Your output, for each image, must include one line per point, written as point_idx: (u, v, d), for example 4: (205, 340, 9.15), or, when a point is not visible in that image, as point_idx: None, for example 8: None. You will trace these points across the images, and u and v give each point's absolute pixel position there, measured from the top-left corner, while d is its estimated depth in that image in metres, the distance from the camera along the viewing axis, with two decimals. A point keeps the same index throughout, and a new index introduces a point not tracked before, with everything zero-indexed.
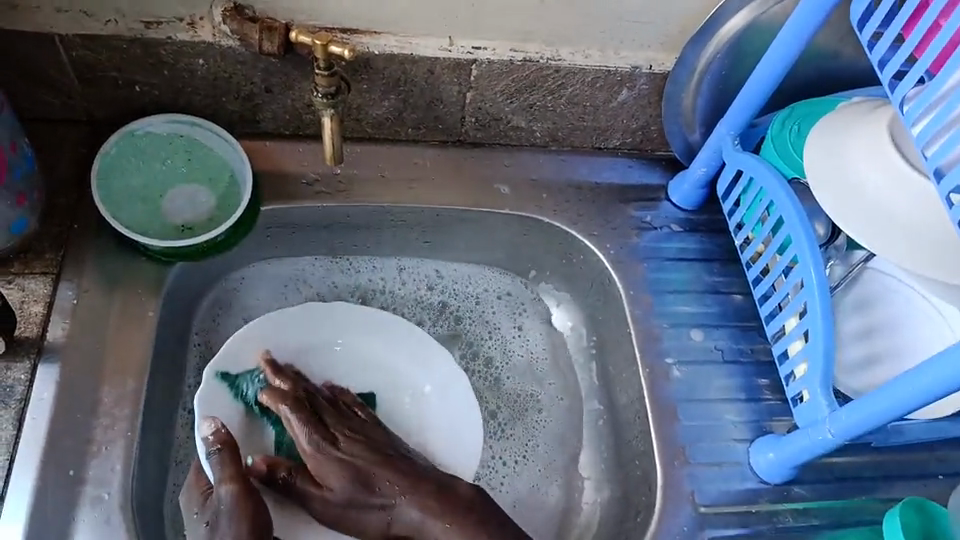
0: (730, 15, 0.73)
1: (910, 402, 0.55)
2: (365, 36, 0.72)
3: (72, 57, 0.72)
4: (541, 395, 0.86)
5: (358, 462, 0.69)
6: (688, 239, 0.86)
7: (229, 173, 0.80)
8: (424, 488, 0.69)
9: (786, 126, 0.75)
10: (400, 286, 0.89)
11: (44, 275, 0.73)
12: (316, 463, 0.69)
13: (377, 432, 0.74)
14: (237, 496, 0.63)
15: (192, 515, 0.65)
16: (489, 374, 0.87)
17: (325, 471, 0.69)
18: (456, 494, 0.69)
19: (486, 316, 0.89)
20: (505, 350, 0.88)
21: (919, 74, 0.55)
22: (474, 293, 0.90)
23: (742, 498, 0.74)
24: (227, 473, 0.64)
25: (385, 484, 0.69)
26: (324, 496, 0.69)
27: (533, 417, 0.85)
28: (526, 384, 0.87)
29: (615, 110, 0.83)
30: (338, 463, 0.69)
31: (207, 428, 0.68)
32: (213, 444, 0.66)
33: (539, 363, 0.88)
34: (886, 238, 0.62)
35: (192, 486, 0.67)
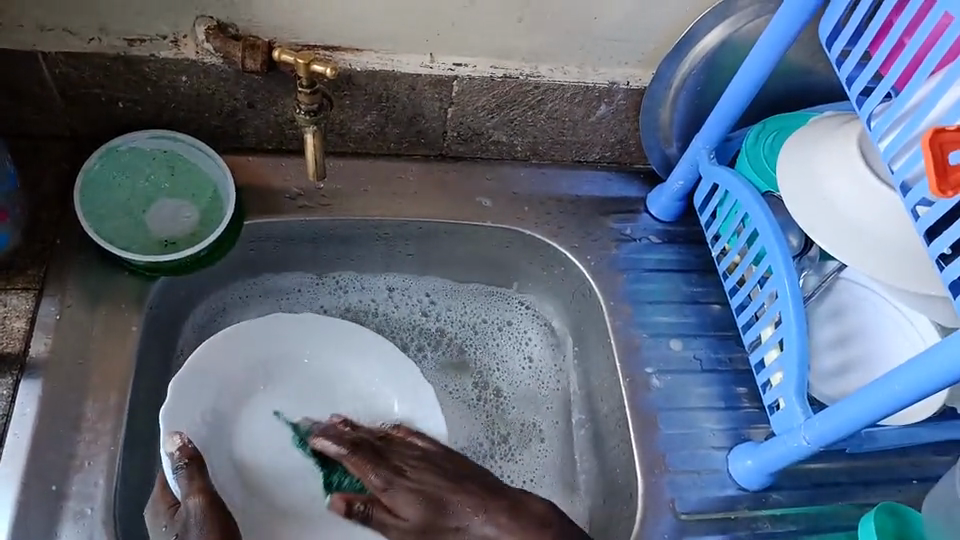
0: (704, 33, 0.74)
1: (878, 410, 0.57)
2: (348, 53, 0.73)
3: (56, 74, 0.72)
4: (544, 424, 0.87)
5: (427, 488, 0.67)
6: (666, 250, 0.88)
7: (213, 188, 0.80)
8: (497, 506, 0.67)
9: (759, 140, 0.77)
10: (394, 309, 0.90)
11: (26, 291, 0.74)
12: (389, 494, 0.67)
13: (447, 457, 0.71)
14: (203, 506, 0.64)
15: (160, 529, 0.64)
16: (494, 401, 0.87)
17: (400, 498, 0.67)
18: (528, 509, 0.66)
19: (486, 345, 0.90)
20: (509, 378, 0.89)
21: (885, 90, 0.56)
22: (470, 321, 0.90)
23: (722, 506, 0.75)
24: (196, 486, 0.65)
25: (457, 506, 0.67)
26: (400, 525, 0.66)
27: (538, 442, 0.86)
28: (527, 408, 0.87)
29: (594, 125, 0.85)
30: (408, 492, 0.67)
31: (173, 444, 0.69)
32: (181, 459, 0.67)
33: (541, 387, 0.89)
34: (853, 250, 0.64)
35: (158, 500, 0.66)
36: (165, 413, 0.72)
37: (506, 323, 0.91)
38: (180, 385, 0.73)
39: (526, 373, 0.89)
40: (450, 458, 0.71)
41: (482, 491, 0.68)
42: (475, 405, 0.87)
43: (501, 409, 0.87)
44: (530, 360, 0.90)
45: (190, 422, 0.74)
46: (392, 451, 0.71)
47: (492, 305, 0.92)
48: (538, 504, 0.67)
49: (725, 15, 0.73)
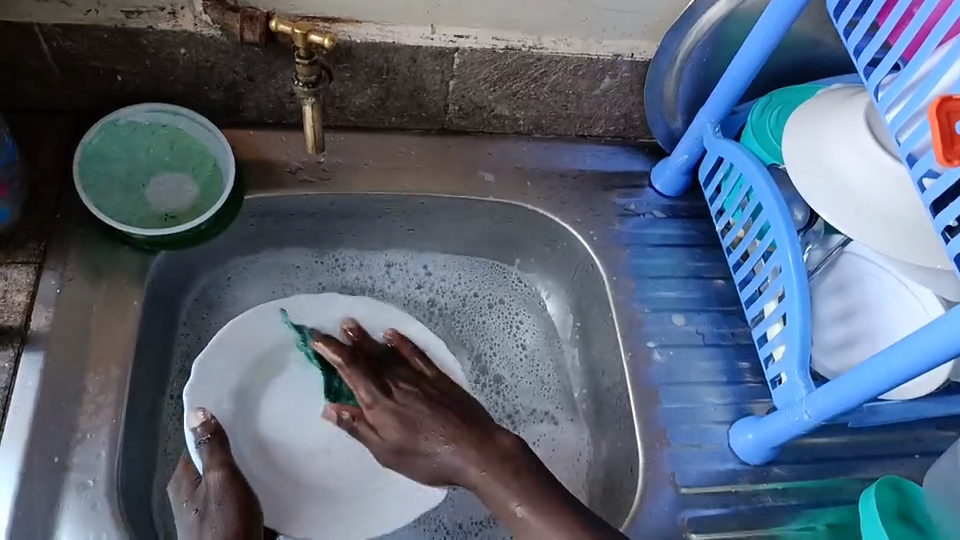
0: (710, 4, 0.73)
1: (880, 384, 0.57)
2: (348, 24, 0.73)
3: (53, 47, 0.71)
4: (548, 404, 0.87)
5: (410, 411, 0.68)
6: (671, 226, 0.87)
7: (212, 161, 0.80)
8: (467, 439, 0.67)
9: (765, 114, 0.76)
10: (389, 284, 0.90)
11: (27, 265, 0.74)
12: (375, 413, 0.69)
13: (435, 385, 0.71)
14: (223, 481, 0.65)
15: (181, 504, 0.65)
16: (492, 375, 0.88)
17: (384, 420, 0.68)
18: (495, 442, 0.67)
19: (477, 318, 0.90)
20: (505, 354, 0.89)
21: (893, 61, 0.55)
22: (463, 293, 0.91)
23: (723, 480, 0.75)
24: (216, 461, 0.66)
25: (430, 432, 0.68)
26: (379, 442, 0.69)
27: (542, 419, 0.86)
28: (528, 384, 0.88)
29: (598, 98, 0.84)
30: (390, 413, 0.68)
31: (196, 420, 0.70)
32: (203, 434, 0.68)
33: (538, 362, 0.89)
34: (857, 222, 0.64)
35: (180, 477, 0.67)
36: (189, 391, 0.73)
37: (496, 300, 0.91)
38: (202, 364, 0.74)
39: (523, 348, 0.89)
40: (438, 386, 0.72)
41: (460, 422, 0.68)
42: (477, 386, 0.87)
43: (503, 386, 0.87)
44: (526, 338, 0.90)
45: (216, 400, 0.74)
46: (386, 370, 0.72)
47: (488, 279, 0.92)
48: (507, 439, 0.67)
49: None
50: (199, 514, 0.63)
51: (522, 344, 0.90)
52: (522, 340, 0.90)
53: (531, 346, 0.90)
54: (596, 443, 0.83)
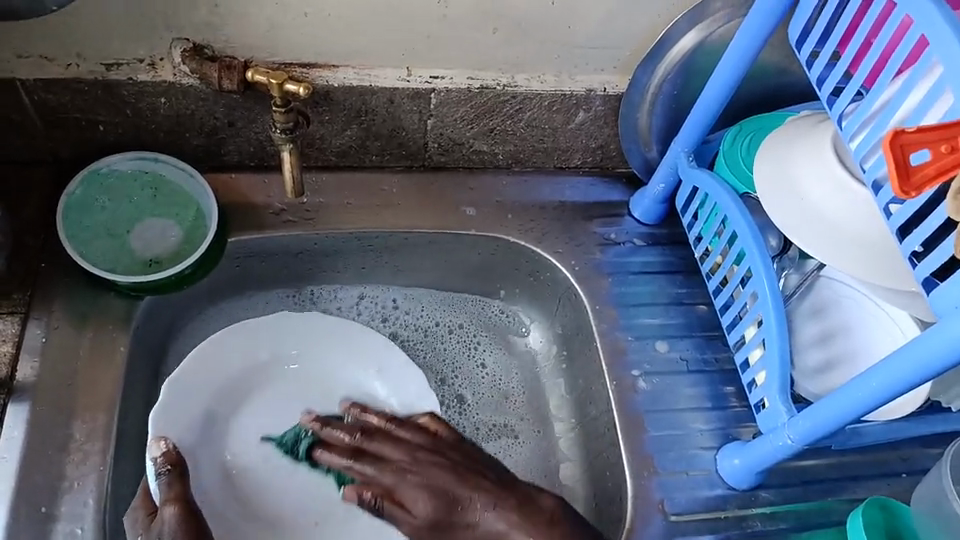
0: (679, 36, 0.75)
1: (857, 409, 0.58)
2: (324, 69, 0.74)
3: (35, 100, 0.73)
4: (513, 422, 0.88)
5: (438, 481, 0.68)
6: (651, 253, 0.88)
7: (195, 206, 0.80)
8: (508, 502, 0.67)
9: (736, 143, 0.78)
10: (356, 315, 0.90)
11: (12, 315, 0.74)
12: (396, 491, 0.68)
13: (460, 448, 0.71)
14: (179, 513, 0.63)
15: (135, 538, 0.64)
16: (453, 397, 0.88)
17: (410, 497, 0.68)
18: (538, 506, 0.67)
19: (437, 347, 0.90)
20: (467, 381, 0.89)
21: (854, 89, 0.56)
22: (422, 325, 0.91)
23: (712, 505, 0.76)
24: (172, 494, 0.65)
25: (470, 500, 0.68)
26: (412, 522, 0.67)
27: (507, 441, 0.86)
28: (493, 406, 0.88)
29: (574, 131, 0.86)
30: (422, 488, 0.68)
31: (156, 449, 0.70)
32: (163, 464, 0.68)
33: (502, 384, 0.90)
34: (828, 246, 0.65)
35: (137, 507, 0.66)
36: (155, 416, 0.74)
37: (457, 327, 0.91)
38: (176, 380, 0.76)
39: (482, 374, 0.90)
40: (457, 449, 0.71)
41: (494, 486, 0.68)
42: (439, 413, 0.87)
43: (465, 412, 0.87)
44: (483, 367, 0.90)
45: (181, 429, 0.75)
46: (399, 441, 0.72)
47: (449, 309, 0.92)
48: (548, 500, 0.68)
49: (700, 19, 0.74)
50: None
51: (483, 364, 0.90)
52: (482, 359, 0.90)
53: (491, 364, 0.90)
54: (586, 472, 0.83)
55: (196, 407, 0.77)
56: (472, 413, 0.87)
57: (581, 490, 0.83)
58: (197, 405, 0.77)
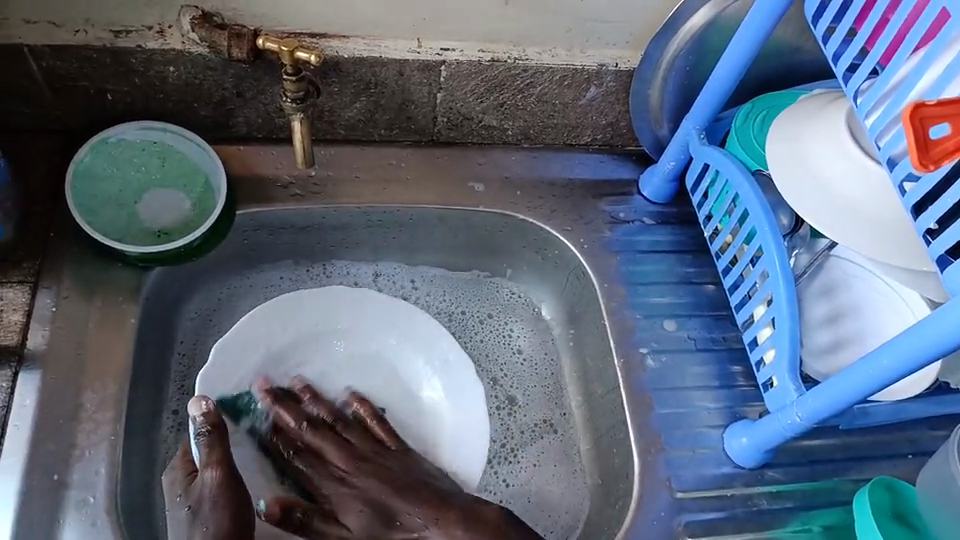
0: (690, 14, 0.74)
1: (868, 385, 0.57)
2: (334, 39, 0.73)
3: (43, 68, 0.72)
4: (554, 417, 0.87)
5: (369, 493, 0.73)
6: (660, 232, 0.88)
7: (203, 177, 0.80)
8: (450, 518, 0.70)
9: (749, 121, 0.77)
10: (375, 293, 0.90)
11: (22, 284, 0.74)
12: (336, 502, 0.73)
13: (387, 456, 0.76)
14: (217, 481, 0.64)
15: (176, 497, 0.66)
16: (501, 394, 0.87)
17: (343, 504, 0.72)
18: (482, 518, 0.69)
19: (474, 341, 0.90)
20: (514, 378, 0.89)
21: (870, 66, 0.55)
22: (448, 309, 0.91)
23: (718, 483, 0.76)
24: (214, 458, 0.65)
25: (405, 516, 0.71)
26: (342, 534, 0.71)
27: (550, 439, 0.86)
28: (536, 406, 0.87)
29: (585, 108, 0.85)
30: (355, 497, 0.73)
31: (195, 406, 0.68)
32: (203, 425, 0.67)
33: (540, 370, 0.89)
34: (842, 226, 0.64)
35: (177, 468, 0.68)
36: (202, 380, 0.75)
37: (486, 316, 0.91)
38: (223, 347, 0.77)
39: (517, 364, 0.90)
40: (401, 460, 0.76)
41: (436, 502, 0.71)
42: (495, 411, 0.86)
43: (515, 415, 0.87)
44: (518, 353, 0.90)
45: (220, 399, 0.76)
46: (344, 444, 0.76)
47: (477, 297, 0.92)
48: (491, 510, 0.70)
49: None
50: (192, 510, 0.63)
51: (518, 350, 0.90)
52: (517, 345, 0.90)
53: (527, 350, 0.90)
54: (594, 449, 0.84)
55: (240, 377, 0.78)
56: (523, 412, 0.87)
57: (590, 466, 0.83)
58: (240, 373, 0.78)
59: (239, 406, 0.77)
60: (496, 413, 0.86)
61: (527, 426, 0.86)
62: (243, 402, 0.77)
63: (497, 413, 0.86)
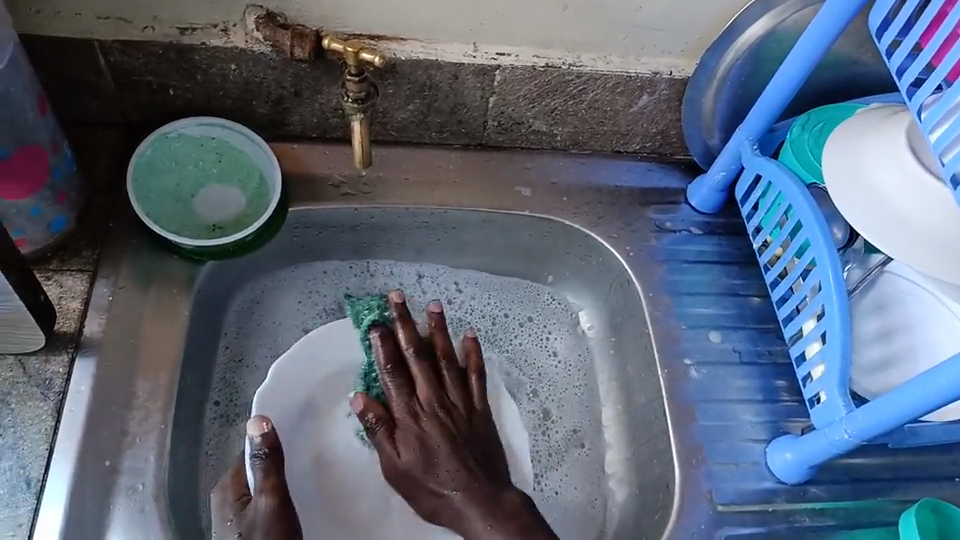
0: (749, 23, 0.74)
1: (922, 404, 0.57)
2: (392, 42, 0.74)
3: (109, 63, 0.74)
4: (585, 429, 0.87)
5: (433, 441, 0.73)
6: (706, 242, 0.87)
7: (259, 173, 0.82)
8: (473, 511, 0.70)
9: (806, 130, 0.77)
10: (420, 293, 0.91)
11: (81, 273, 0.76)
12: (401, 427, 0.74)
13: (458, 410, 0.75)
14: (274, 510, 0.65)
15: (223, 522, 0.66)
16: (539, 410, 0.87)
17: (406, 439, 0.73)
18: (501, 504, 0.70)
19: (508, 342, 0.90)
20: (549, 388, 0.89)
21: (936, 82, 0.55)
22: (491, 313, 0.91)
23: (759, 498, 0.75)
24: (269, 484, 0.66)
25: (443, 472, 0.72)
26: (394, 457, 0.73)
27: (578, 451, 0.86)
28: (570, 418, 0.87)
29: (635, 115, 0.85)
30: (417, 440, 0.73)
31: (254, 426, 0.67)
32: (261, 446, 0.67)
33: (576, 375, 0.90)
34: (903, 242, 0.64)
35: (227, 489, 0.68)
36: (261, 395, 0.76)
37: (526, 319, 0.92)
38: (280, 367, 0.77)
39: (553, 369, 0.90)
40: (472, 422, 0.76)
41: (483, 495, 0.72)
42: (530, 430, 0.86)
43: (549, 430, 0.87)
44: (554, 356, 0.90)
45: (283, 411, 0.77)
46: (437, 381, 0.76)
47: (518, 299, 0.92)
48: (512, 500, 0.71)
49: (768, 9, 0.73)
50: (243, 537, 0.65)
51: (554, 352, 0.91)
52: (553, 347, 0.91)
53: (563, 354, 0.91)
54: (630, 458, 0.83)
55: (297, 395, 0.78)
56: (557, 428, 0.87)
57: (624, 476, 0.83)
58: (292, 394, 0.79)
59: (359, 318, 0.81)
60: (530, 432, 0.86)
61: (560, 442, 0.86)
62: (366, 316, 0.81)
63: (532, 430, 0.86)
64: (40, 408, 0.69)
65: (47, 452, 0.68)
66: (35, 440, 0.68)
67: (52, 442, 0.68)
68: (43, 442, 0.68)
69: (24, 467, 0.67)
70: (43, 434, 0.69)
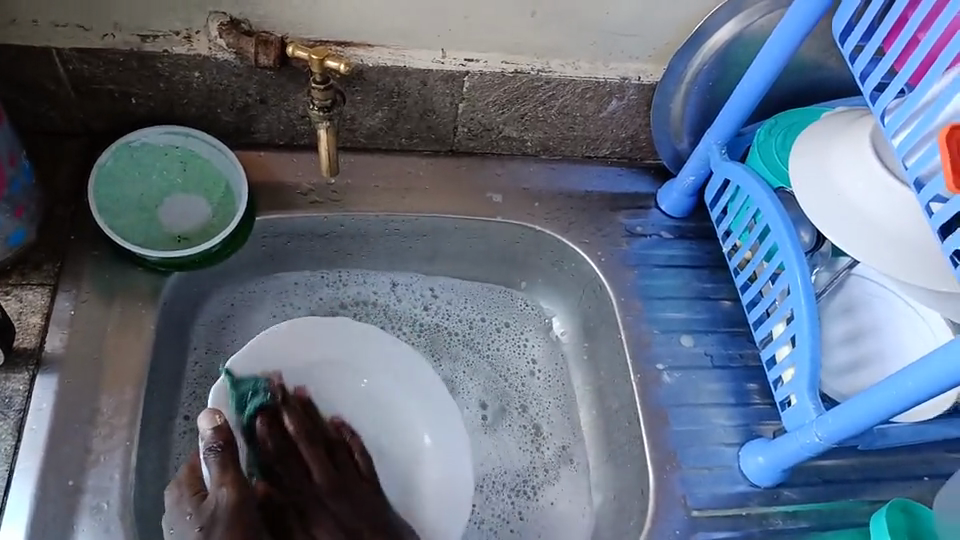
0: (717, 27, 0.74)
1: (890, 407, 0.57)
2: (359, 48, 0.73)
3: (69, 71, 0.72)
4: (574, 444, 0.86)
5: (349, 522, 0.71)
6: (677, 246, 0.88)
7: (224, 183, 0.81)
8: None
9: (771, 136, 0.77)
10: (395, 302, 0.90)
11: (42, 286, 0.74)
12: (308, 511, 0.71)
13: (359, 486, 0.75)
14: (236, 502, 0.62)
15: (182, 516, 0.63)
16: (528, 425, 0.87)
17: (318, 522, 0.70)
18: None
19: (487, 348, 0.90)
20: (533, 399, 0.89)
21: (899, 86, 0.55)
22: (469, 317, 0.91)
23: (733, 502, 0.75)
24: (228, 477, 0.63)
25: None
26: None
27: (568, 467, 0.85)
28: (558, 432, 0.87)
29: (605, 121, 0.85)
30: (330, 518, 0.71)
31: (206, 420, 0.65)
32: (214, 440, 0.65)
33: (556, 384, 0.90)
34: (867, 244, 0.65)
35: (183, 485, 0.65)
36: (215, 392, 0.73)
37: (503, 325, 0.92)
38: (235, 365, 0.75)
39: (532, 376, 0.90)
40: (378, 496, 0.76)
41: None
42: (523, 443, 0.86)
43: (541, 443, 0.86)
44: (533, 363, 0.91)
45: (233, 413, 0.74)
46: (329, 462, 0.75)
47: (496, 305, 0.92)
48: None
49: (737, 11, 0.73)
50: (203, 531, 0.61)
51: (533, 360, 0.91)
52: (531, 355, 0.91)
53: (542, 362, 0.91)
54: (605, 465, 0.83)
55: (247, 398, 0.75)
56: (549, 443, 0.86)
57: (600, 483, 0.83)
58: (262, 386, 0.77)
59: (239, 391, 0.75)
60: (524, 447, 0.86)
61: (551, 456, 0.86)
62: (246, 389, 0.75)
63: (523, 445, 0.86)
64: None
65: (8, 472, 0.66)
66: None
67: (12, 462, 0.67)
68: (2, 463, 0.66)
69: None
70: (4, 453, 0.67)
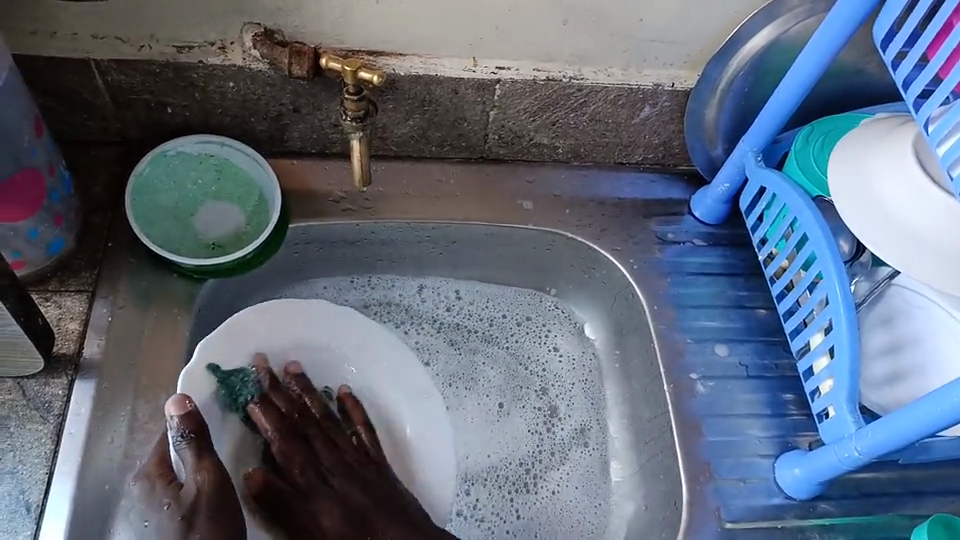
0: (751, 35, 0.73)
1: (936, 422, 0.56)
2: (392, 57, 0.74)
3: (107, 81, 0.74)
4: (592, 424, 0.88)
5: (356, 501, 0.70)
6: (710, 254, 0.87)
7: (257, 193, 0.81)
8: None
9: (810, 143, 0.76)
10: (419, 303, 0.90)
11: (80, 293, 0.75)
12: (311, 492, 0.70)
13: (365, 465, 0.74)
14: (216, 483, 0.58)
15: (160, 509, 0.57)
16: (545, 409, 0.88)
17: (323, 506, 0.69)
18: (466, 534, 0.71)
19: (508, 340, 0.91)
20: (556, 382, 0.89)
21: (944, 94, 0.54)
22: (490, 315, 0.91)
23: (769, 514, 0.74)
24: (205, 463, 0.59)
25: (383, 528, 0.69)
26: (317, 522, 0.68)
27: (579, 451, 0.86)
28: (579, 414, 0.88)
29: (638, 127, 0.84)
30: (336, 498, 0.70)
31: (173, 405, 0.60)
32: (184, 427, 0.60)
33: (578, 372, 0.90)
34: (909, 256, 0.63)
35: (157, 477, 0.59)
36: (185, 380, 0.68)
37: (524, 318, 0.92)
38: (207, 346, 0.71)
39: (555, 366, 0.90)
40: (378, 472, 0.74)
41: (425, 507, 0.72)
42: (538, 426, 0.87)
43: (555, 426, 0.87)
44: (555, 352, 0.91)
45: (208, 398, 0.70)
46: (333, 445, 0.74)
47: (520, 300, 0.92)
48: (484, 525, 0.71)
49: (773, 17, 0.72)
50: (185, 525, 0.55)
51: (555, 349, 0.91)
52: (554, 344, 0.91)
53: (565, 352, 0.91)
54: (637, 474, 0.83)
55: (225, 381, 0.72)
56: (564, 423, 0.88)
57: (631, 493, 0.82)
58: (233, 372, 0.74)
59: (228, 386, 0.71)
60: (535, 430, 0.87)
61: (567, 437, 0.87)
62: (235, 383, 0.72)
63: (538, 430, 0.87)
64: (40, 430, 0.69)
65: (48, 475, 0.67)
66: (35, 464, 0.68)
67: (52, 466, 0.68)
68: (43, 466, 0.68)
69: (24, 491, 0.66)
70: (43, 458, 0.68)
